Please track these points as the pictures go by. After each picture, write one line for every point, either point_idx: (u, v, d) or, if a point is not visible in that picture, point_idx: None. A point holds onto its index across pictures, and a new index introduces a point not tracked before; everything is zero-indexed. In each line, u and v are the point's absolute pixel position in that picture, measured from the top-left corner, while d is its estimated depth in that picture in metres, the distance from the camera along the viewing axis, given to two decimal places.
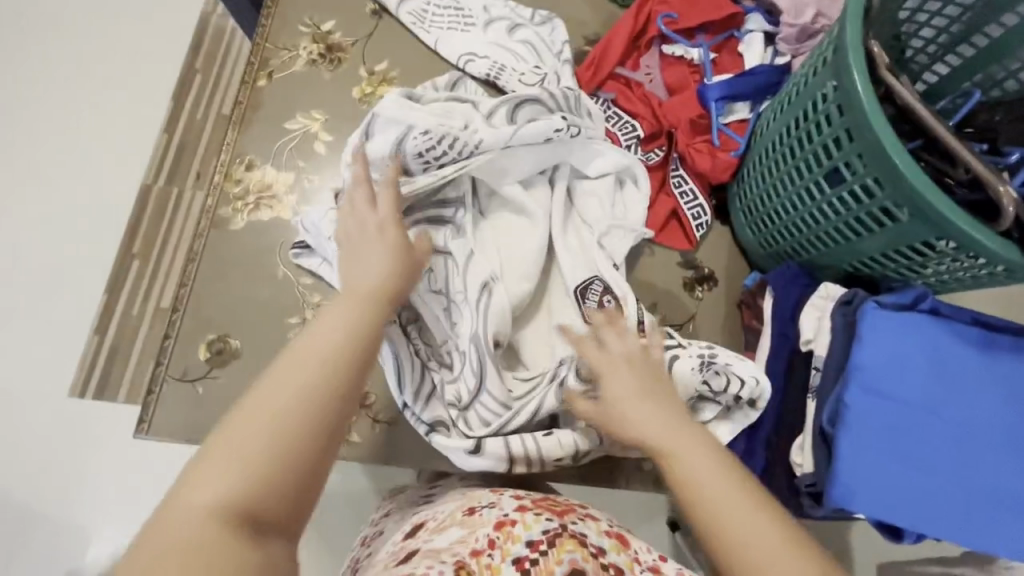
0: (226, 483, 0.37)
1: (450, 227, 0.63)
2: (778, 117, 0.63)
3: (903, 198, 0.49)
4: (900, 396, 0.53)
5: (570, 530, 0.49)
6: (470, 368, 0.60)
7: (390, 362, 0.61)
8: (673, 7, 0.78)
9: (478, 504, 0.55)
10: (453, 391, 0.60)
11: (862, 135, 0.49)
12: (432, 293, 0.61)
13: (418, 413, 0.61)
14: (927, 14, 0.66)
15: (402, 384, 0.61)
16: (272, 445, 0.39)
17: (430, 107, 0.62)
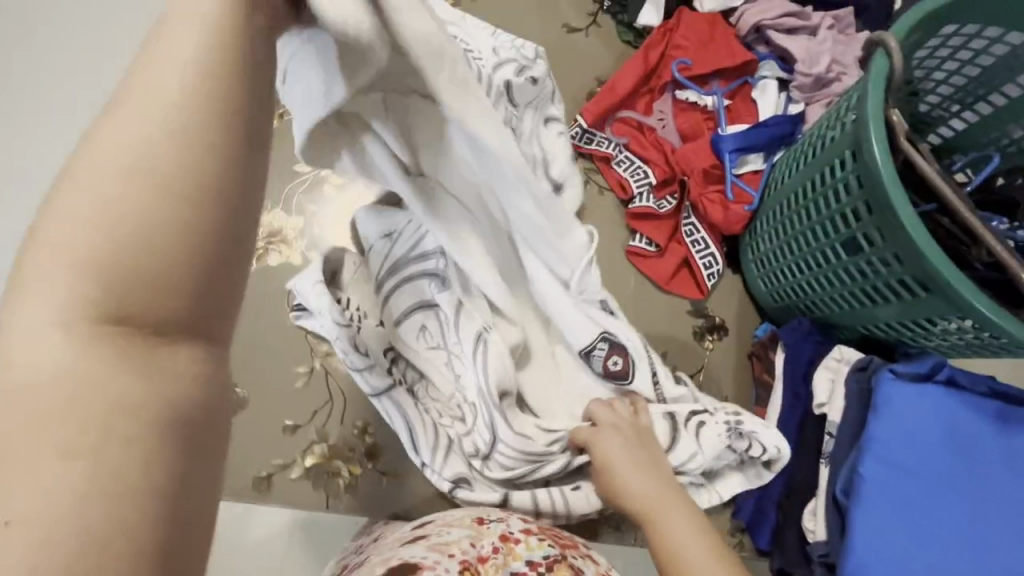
0: (87, 273, 0.20)
1: (435, 279, 0.61)
2: (793, 175, 0.62)
3: (923, 276, 0.48)
4: (916, 470, 0.53)
5: (569, 561, 0.51)
6: (484, 421, 0.59)
7: (401, 424, 0.61)
8: (688, 53, 0.78)
9: (487, 516, 0.55)
10: (469, 444, 0.60)
11: (881, 211, 0.49)
12: (436, 351, 0.61)
13: (439, 471, 0.61)
14: (945, 72, 0.65)
15: (416, 446, 0.61)
16: (121, 248, 0.20)
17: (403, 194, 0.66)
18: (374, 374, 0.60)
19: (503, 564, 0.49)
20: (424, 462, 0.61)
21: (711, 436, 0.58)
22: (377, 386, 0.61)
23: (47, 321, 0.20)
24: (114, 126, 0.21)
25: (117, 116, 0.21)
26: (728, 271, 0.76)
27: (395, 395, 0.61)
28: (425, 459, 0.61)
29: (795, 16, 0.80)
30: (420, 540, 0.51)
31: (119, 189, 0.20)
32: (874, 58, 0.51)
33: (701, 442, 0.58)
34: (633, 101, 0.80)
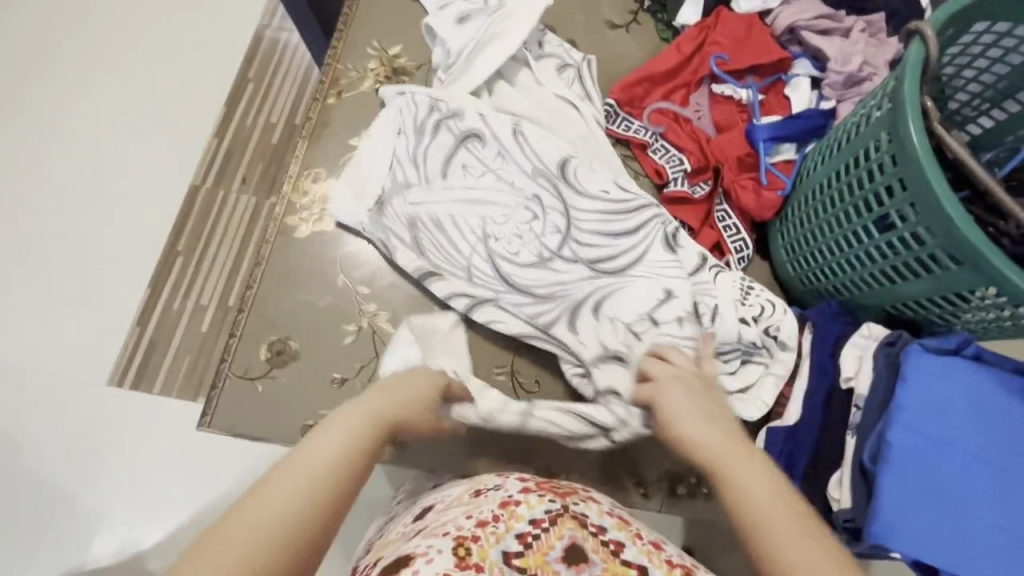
0: None
1: (473, 164, 0.73)
2: (825, 162, 0.66)
3: (952, 246, 0.51)
4: (943, 439, 0.54)
5: (572, 511, 0.53)
6: (549, 193, 0.71)
7: (453, 142, 0.73)
8: (724, 48, 0.82)
9: (484, 486, 0.57)
10: (515, 233, 0.70)
11: (915, 186, 0.52)
12: (519, 141, 0.72)
13: (476, 178, 0.72)
14: (974, 71, 0.68)
15: (419, 169, 0.73)
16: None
17: (417, 162, 0.73)
18: (427, 155, 0.73)
19: (504, 530, 0.51)
20: (430, 193, 0.73)
21: (727, 285, 0.67)
22: (417, 145, 0.74)
23: None
24: (255, 503, 0.39)
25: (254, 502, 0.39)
26: (758, 257, 0.80)
27: (410, 167, 0.74)
28: (435, 181, 0.73)
29: (829, 18, 0.84)
30: (420, 531, 0.53)
31: (286, 500, 0.40)
32: (910, 45, 0.54)
33: (726, 307, 0.66)
34: (670, 94, 0.84)
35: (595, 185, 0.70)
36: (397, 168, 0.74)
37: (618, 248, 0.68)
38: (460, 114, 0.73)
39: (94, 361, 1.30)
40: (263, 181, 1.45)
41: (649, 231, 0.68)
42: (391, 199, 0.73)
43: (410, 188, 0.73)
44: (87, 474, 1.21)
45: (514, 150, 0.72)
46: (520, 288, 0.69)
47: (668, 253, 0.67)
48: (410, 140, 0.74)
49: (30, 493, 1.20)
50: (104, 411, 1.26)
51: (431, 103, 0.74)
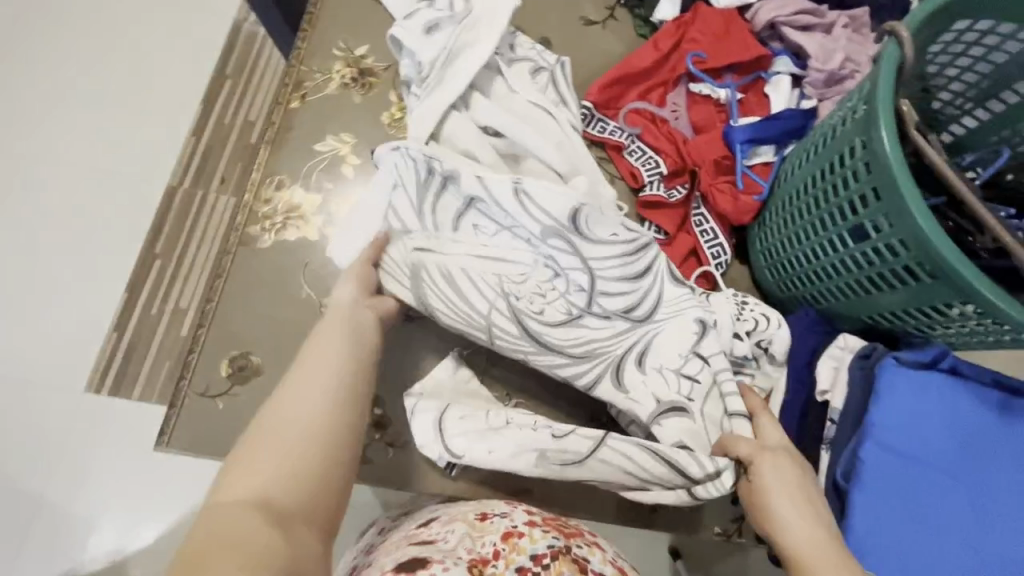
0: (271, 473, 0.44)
1: (483, 215, 0.64)
2: (803, 166, 0.64)
3: (927, 259, 0.49)
4: (917, 456, 0.53)
5: (573, 553, 0.51)
6: (563, 251, 0.62)
7: (461, 203, 0.64)
8: (702, 46, 0.79)
9: (490, 511, 0.56)
10: (538, 290, 0.62)
11: (889, 196, 0.50)
12: (521, 198, 0.62)
13: (486, 238, 0.64)
14: (957, 70, 0.65)
15: (423, 219, 0.64)
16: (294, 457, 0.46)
17: (421, 214, 0.64)
18: (429, 211, 0.64)
19: (507, 561, 0.50)
20: (439, 249, 0.63)
21: (722, 304, 0.64)
22: (422, 198, 0.64)
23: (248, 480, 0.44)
24: (294, 399, 0.50)
25: (293, 398, 0.50)
26: (737, 262, 0.77)
27: (414, 216, 0.64)
28: (442, 230, 0.64)
29: (810, 13, 0.81)
30: (427, 543, 0.52)
31: (318, 391, 0.50)
32: (885, 47, 0.52)
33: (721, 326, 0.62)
34: (647, 93, 0.81)
35: (603, 230, 0.62)
36: (392, 217, 0.65)
37: (641, 291, 0.62)
38: (458, 173, 0.64)
39: (71, 368, 1.27)
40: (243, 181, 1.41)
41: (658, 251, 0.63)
42: (389, 248, 0.64)
43: (410, 235, 0.64)
44: (69, 483, 1.20)
45: (521, 213, 0.62)
46: (555, 348, 0.61)
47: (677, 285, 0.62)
48: (409, 194, 0.64)
49: (10, 503, 1.19)
50: (84, 418, 1.24)
51: (427, 160, 0.65)
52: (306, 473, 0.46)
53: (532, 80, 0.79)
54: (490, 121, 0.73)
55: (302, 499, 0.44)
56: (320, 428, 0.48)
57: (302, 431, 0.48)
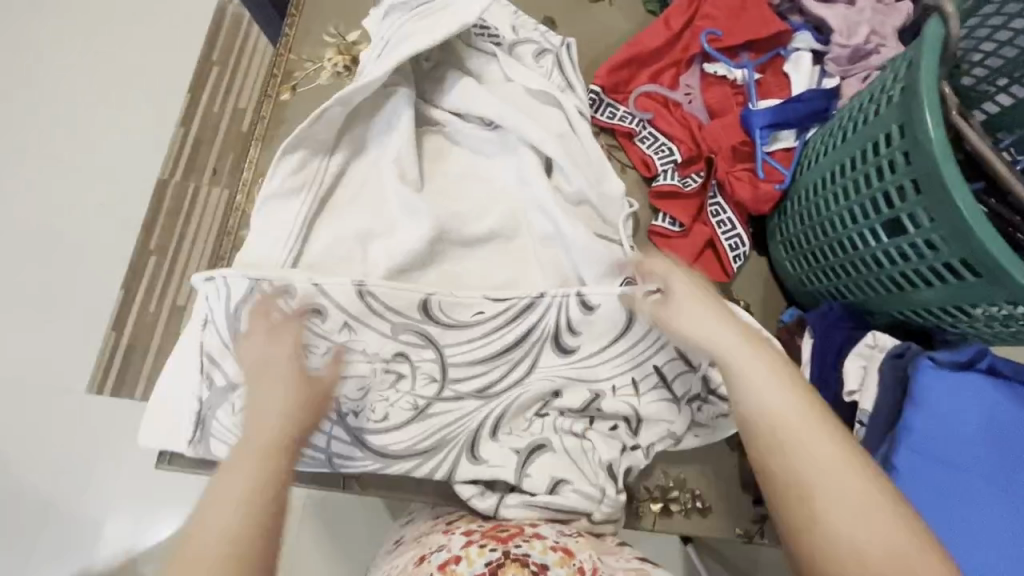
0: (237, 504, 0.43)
1: (315, 314, 0.60)
2: (830, 153, 0.60)
3: (971, 257, 0.46)
4: (956, 463, 0.50)
5: (513, 554, 0.49)
6: (416, 343, 0.63)
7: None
8: (717, 23, 0.74)
9: (427, 551, 0.54)
10: (373, 404, 0.62)
11: (932, 190, 0.46)
12: (369, 301, 0.61)
13: (313, 362, 0.60)
14: (994, 44, 0.61)
15: (244, 365, 0.61)
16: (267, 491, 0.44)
17: (229, 329, 0.61)
18: (244, 325, 0.61)
19: None
20: None
21: None
22: (240, 302, 0.60)
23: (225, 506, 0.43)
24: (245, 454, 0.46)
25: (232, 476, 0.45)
26: (755, 253, 0.74)
27: (232, 362, 0.61)
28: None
29: None
30: None
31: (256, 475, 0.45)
32: (928, 24, 0.48)
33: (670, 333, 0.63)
34: (658, 75, 0.77)
35: (466, 312, 0.63)
36: (211, 370, 0.62)
37: (512, 362, 0.63)
38: (291, 285, 0.60)
39: (69, 370, 1.24)
40: (235, 173, 1.35)
41: (550, 302, 0.64)
42: (213, 414, 0.61)
43: (237, 390, 0.61)
44: (74, 488, 1.18)
45: (367, 320, 0.61)
46: (402, 457, 0.62)
47: (562, 357, 0.64)
48: (219, 329, 0.61)
49: (18, 509, 1.17)
50: (87, 422, 1.22)
51: (251, 281, 0.61)
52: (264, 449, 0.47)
53: (536, 63, 0.74)
54: (489, 111, 0.69)
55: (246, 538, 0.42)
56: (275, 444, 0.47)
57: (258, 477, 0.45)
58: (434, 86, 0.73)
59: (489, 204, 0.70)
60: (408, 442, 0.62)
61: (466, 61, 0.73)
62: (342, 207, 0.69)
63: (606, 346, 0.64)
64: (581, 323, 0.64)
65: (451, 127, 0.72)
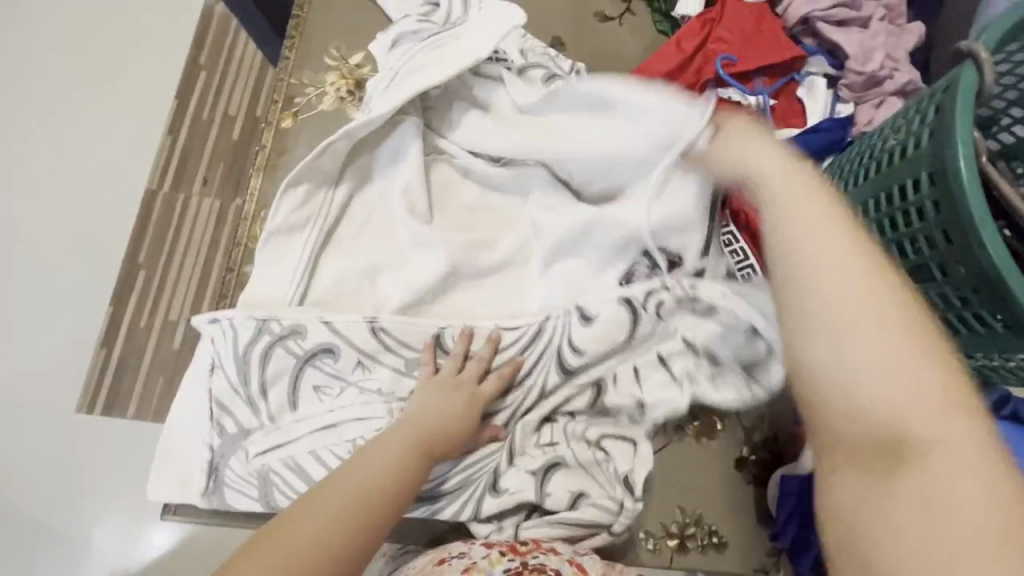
0: (373, 474, 0.48)
1: (329, 354, 0.60)
2: (852, 190, 0.59)
3: (1001, 309, 0.45)
4: None
5: (531, 565, 0.51)
6: None
7: (295, 362, 0.59)
8: (731, 48, 0.73)
9: (448, 555, 0.54)
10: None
11: (962, 241, 0.46)
12: (382, 338, 0.61)
13: (328, 402, 0.60)
14: (1015, 78, 0.59)
15: (257, 411, 0.60)
16: (388, 487, 0.48)
17: (239, 374, 0.60)
18: (255, 369, 0.59)
19: None
20: (281, 432, 0.59)
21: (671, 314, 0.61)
22: (247, 346, 0.59)
23: (368, 466, 0.49)
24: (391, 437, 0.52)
25: (379, 447, 0.51)
26: None
27: (243, 408, 0.60)
28: (280, 418, 0.60)
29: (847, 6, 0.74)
30: None
31: (393, 463, 0.50)
32: (963, 70, 0.47)
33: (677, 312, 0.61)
34: None
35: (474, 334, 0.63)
36: (221, 417, 0.60)
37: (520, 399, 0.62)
38: (304, 327, 0.60)
39: (58, 390, 1.20)
40: (227, 182, 1.31)
41: (552, 326, 0.62)
42: (225, 462, 0.60)
43: (250, 436, 0.60)
44: (67, 508, 1.15)
45: (381, 356, 0.61)
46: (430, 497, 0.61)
47: (563, 377, 0.62)
48: (228, 374, 0.60)
49: (9, 532, 1.14)
50: (78, 442, 1.18)
51: (259, 323, 0.60)
52: (404, 442, 0.52)
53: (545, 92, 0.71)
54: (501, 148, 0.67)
55: (366, 507, 0.46)
56: (413, 452, 0.52)
57: (390, 462, 0.50)
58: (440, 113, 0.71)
59: (503, 233, 0.69)
60: (435, 483, 0.60)
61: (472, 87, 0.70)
62: (349, 238, 0.67)
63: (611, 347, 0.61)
64: (582, 337, 0.61)
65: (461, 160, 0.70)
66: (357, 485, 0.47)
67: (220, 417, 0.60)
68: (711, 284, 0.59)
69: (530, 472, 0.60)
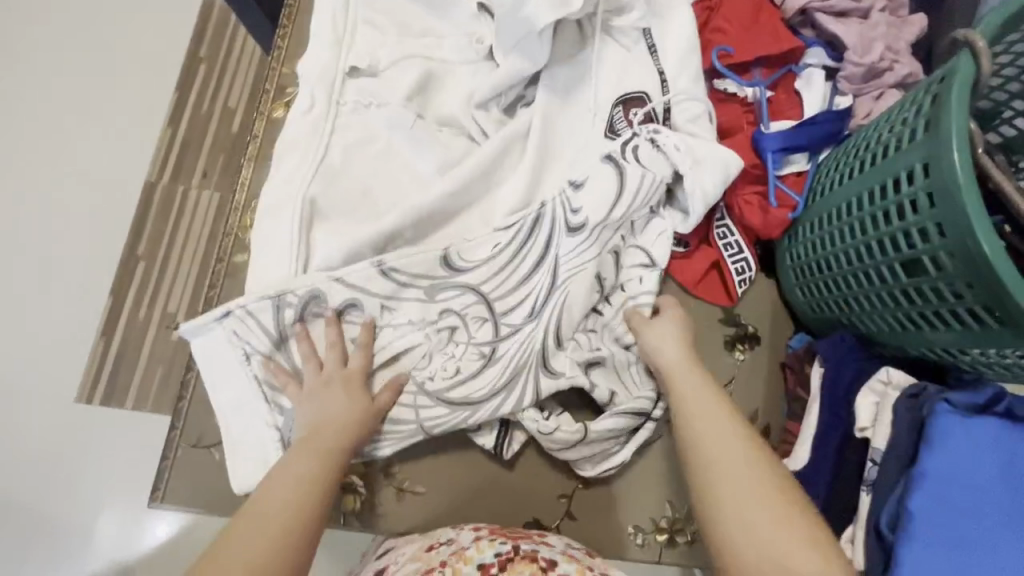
0: (288, 483, 0.50)
1: (358, 307, 0.61)
2: (847, 183, 0.58)
3: (995, 304, 0.44)
4: (972, 509, 0.49)
5: (522, 551, 0.50)
6: (453, 301, 0.62)
7: (327, 321, 0.60)
8: (728, 39, 0.72)
9: (437, 540, 0.56)
10: (441, 364, 0.61)
11: (957, 234, 0.45)
12: (394, 277, 0.61)
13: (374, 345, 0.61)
14: (1016, 70, 0.58)
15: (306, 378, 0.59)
16: (310, 491, 0.50)
17: (273, 344, 0.60)
18: (293, 342, 0.60)
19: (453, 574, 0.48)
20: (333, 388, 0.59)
21: (629, 176, 0.62)
22: (275, 322, 0.59)
23: (286, 475, 0.51)
24: (302, 443, 0.54)
25: (291, 456, 0.53)
26: (762, 275, 0.72)
27: (293, 381, 0.59)
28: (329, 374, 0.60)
29: None
30: None
31: (307, 466, 0.52)
32: (960, 59, 0.46)
33: (642, 150, 0.63)
34: None
35: (483, 249, 0.63)
36: (276, 395, 0.60)
37: (524, 332, 0.61)
38: (320, 291, 0.60)
39: (57, 380, 1.21)
40: (226, 174, 1.31)
41: (548, 205, 0.63)
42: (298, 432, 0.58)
43: None
44: (64, 498, 1.16)
45: (403, 291, 0.61)
46: (486, 400, 0.60)
47: (573, 236, 0.62)
48: (269, 355, 0.60)
49: (8, 520, 1.15)
50: (78, 430, 1.19)
51: (274, 299, 0.59)
52: (323, 438, 0.54)
53: (560, 70, 0.69)
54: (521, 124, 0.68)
55: (280, 519, 0.48)
56: (327, 450, 0.53)
57: (307, 467, 0.52)
58: (437, 94, 0.71)
59: (545, 187, 0.67)
60: (469, 389, 0.60)
61: (466, 81, 0.71)
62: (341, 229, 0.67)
63: (609, 209, 0.62)
64: (577, 199, 0.62)
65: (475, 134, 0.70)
66: (274, 501, 0.49)
67: (275, 393, 0.60)
68: (701, 144, 0.63)
69: (577, 362, 0.63)
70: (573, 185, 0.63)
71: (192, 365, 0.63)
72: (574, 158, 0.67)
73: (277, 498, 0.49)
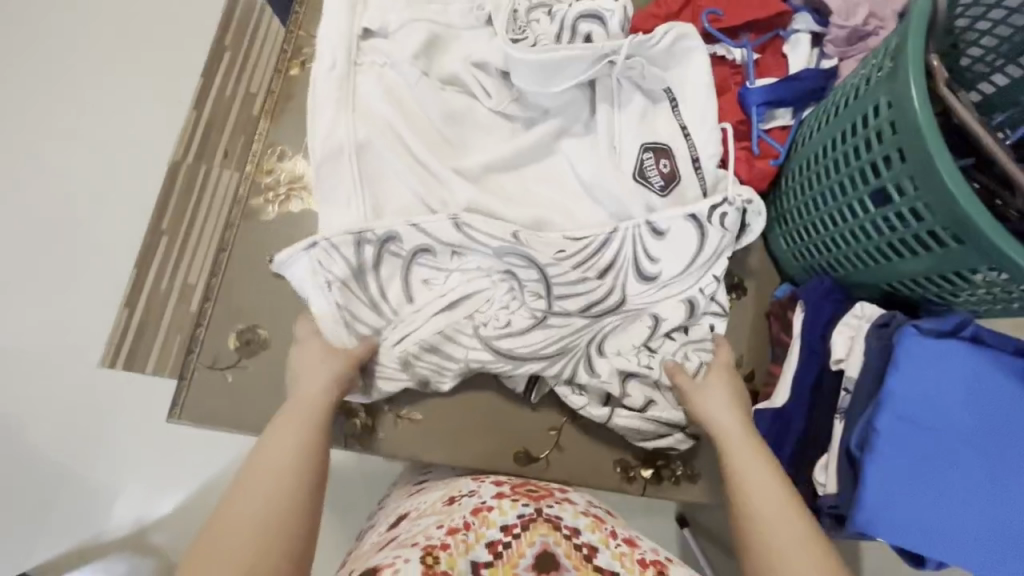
0: (282, 462, 0.52)
1: (428, 253, 0.64)
2: (822, 129, 0.61)
3: (953, 221, 0.47)
4: (934, 427, 0.52)
5: (545, 515, 0.53)
6: (520, 267, 0.65)
7: (403, 261, 0.64)
8: (718, 3, 0.76)
9: (458, 494, 0.59)
10: (493, 314, 0.65)
11: (918, 157, 0.47)
12: (464, 230, 0.64)
13: (439, 289, 0.65)
14: (988, 23, 0.61)
15: (380, 311, 0.64)
16: (302, 473, 0.52)
17: (349, 286, 0.64)
18: (371, 274, 0.64)
19: (477, 536, 0.52)
20: (405, 325, 0.64)
21: (715, 236, 0.65)
22: (359, 256, 0.63)
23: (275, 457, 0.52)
24: (283, 429, 0.55)
25: (276, 442, 0.54)
26: None
27: (369, 312, 0.64)
28: (401, 312, 0.65)
29: None
30: (390, 541, 0.54)
31: (294, 450, 0.53)
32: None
33: (710, 229, 0.65)
34: None
35: (549, 251, 0.65)
36: (353, 323, 0.64)
37: (590, 290, 0.65)
38: (396, 231, 0.64)
39: (82, 342, 1.28)
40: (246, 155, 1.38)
41: (624, 234, 0.66)
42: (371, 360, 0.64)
43: (381, 333, 0.64)
44: (86, 455, 1.22)
45: (468, 246, 0.64)
46: (527, 359, 0.64)
47: (643, 282, 0.66)
48: (353, 293, 0.63)
49: (33, 473, 1.21)
50: (100, 392, 1.25)
51: (356, 236, 0.63)
52: (308, 420, 0.56)
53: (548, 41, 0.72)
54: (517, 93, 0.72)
55: (274, 499, 0.49)
56: (311, 434, 0.55)
57: (295, 450, 0.53)
58: (442, 56, 0.75)
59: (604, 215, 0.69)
60: (515, 344, 0.64)
61: (469, 43, 0.76)
62: None
63: (688, 259, 0.66)
64: (656, 248, 0.66)
65: (478, 92, 0.74)
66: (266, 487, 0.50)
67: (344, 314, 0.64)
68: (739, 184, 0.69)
69: (617, 369, 0.65)
70: (654, 229, 0.66)
71: (209, 296, 0.68)
72: (630, 190, 0.68)
73: (269, 477, 0.50)
